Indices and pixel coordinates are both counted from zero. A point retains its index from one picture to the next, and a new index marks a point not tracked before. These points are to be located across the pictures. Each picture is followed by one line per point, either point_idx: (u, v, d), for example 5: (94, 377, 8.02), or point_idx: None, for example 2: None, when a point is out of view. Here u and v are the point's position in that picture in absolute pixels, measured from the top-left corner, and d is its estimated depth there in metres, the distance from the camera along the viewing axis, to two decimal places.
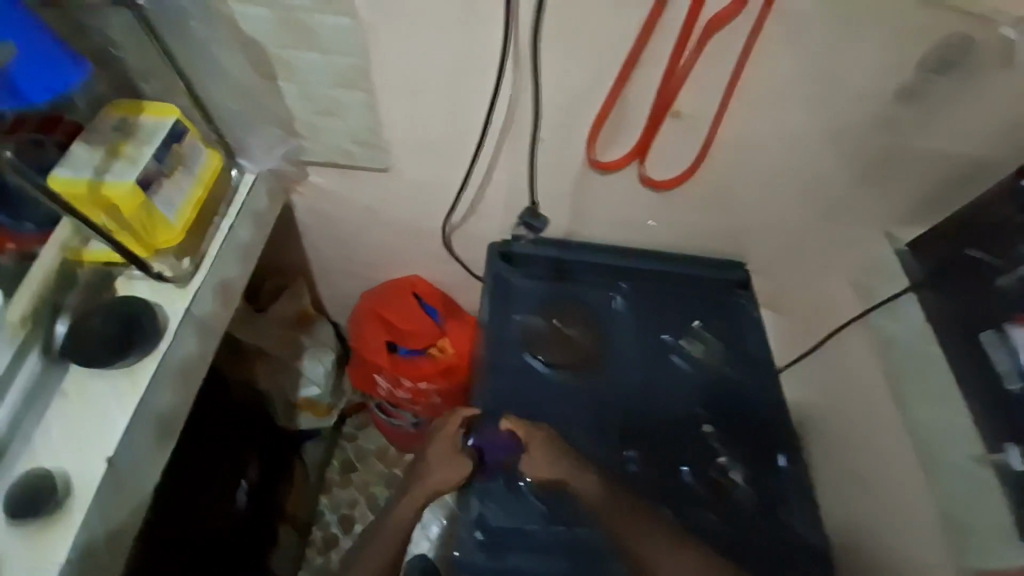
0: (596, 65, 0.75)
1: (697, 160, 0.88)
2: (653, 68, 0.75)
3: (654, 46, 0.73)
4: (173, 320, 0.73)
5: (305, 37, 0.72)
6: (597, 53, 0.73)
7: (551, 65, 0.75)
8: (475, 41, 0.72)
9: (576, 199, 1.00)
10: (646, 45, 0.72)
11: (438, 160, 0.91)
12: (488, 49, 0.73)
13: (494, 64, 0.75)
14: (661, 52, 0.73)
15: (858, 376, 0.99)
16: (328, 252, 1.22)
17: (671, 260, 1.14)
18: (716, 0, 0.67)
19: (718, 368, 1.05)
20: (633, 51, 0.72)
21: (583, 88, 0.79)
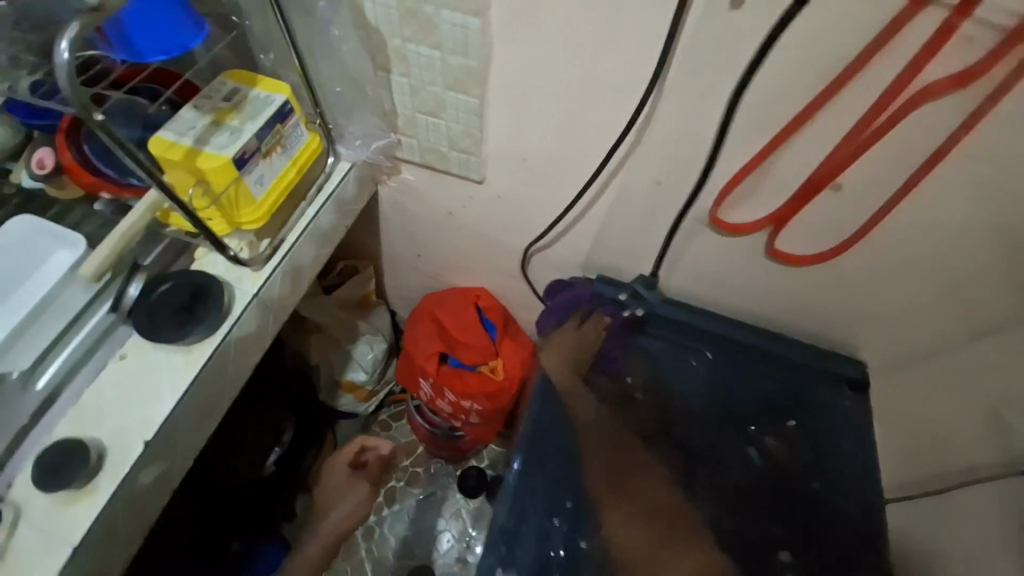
0: (755, 112, 0.63)
1: (851, 241, 0.73)
2: (828, 131, 0.63)
3: (833, 107, 0.61)
4: (239, 301, 0.70)
5: (428, 32, 0.65)
6: (758, 99, 0.62)
7: (699, 101, 0.64)
8: (614, 63, 0.62)
9: (678, 250, 0.88)
10: (831, 102, 0.60)
11: (535, 180, 0.83)
12: (625, 73, 0.63)
13: (626, 93, 0.65)
14: (843, 114, 0.61)
15: (973, 538, 0.80)
16: (403, 246, 1.18)
17: (771, 338, 0.98)
18: (946, 65, 0.54)
19: (805, 480, 0.89)
20: (814, 104, 0.60)
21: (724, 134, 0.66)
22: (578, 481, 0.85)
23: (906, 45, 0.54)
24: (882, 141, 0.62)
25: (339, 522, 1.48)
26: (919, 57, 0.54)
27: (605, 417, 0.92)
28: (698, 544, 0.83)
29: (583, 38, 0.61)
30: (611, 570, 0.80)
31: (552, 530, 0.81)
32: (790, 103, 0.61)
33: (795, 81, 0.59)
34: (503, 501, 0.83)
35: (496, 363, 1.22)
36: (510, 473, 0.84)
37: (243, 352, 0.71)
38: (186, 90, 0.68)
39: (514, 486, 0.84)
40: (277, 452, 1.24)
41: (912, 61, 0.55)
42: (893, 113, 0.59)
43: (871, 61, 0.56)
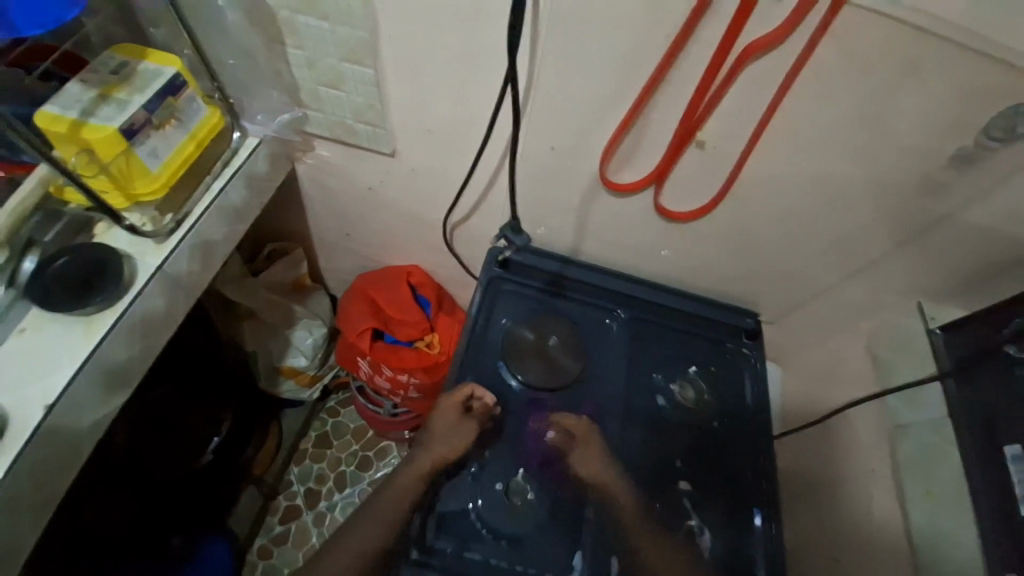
0: (620, 75, 0.69)
1: (719, 197, 0.82)
2: (681, 89, 0.69)
3: (676, 71, 0.68)
4: (142, 273, 0.71)
5: (314, 5, 0.68)
6: (622, 62, 0.68)
7: (573, 67, 0.70)
8: (492, 32, 0.67)
9: (583, 214, 0.94)
10: (675, 65, 0.67)
11: (440, 151, 0.87)
12: (504, 40, 0.68)
13: (504, 61, 0.70)
14: (690, 73, 0.68)
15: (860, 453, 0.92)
16: (332, 228, 1.20)
17: (678, 296, 1.07)
18: (759, 24, 0.62)
19: (707, 419, 0.98)
20: (659, 70, 0.67)
21: (601, 99, 0.73)
22: (497, 433, 0.90)
23: (725, 8, 0.61)
24: (725, 97, 0.70)
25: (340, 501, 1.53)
26: (738, 16, 0.60)
27: (528, 374, 0.96)
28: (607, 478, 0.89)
29: (456, 8, 0.66)
30: (529, 508, 0.85)
31: (471, 477, 0.87)
32: (648, 61, 0.67)
33: (649, 49, 0.66)
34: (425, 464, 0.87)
35: (430, 337, 1.26)
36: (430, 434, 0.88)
37: (152, 326, 0.72)
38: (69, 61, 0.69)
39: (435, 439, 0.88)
40: (217, 439, 1.24)
41: (733, 20, 0.61)
42: (729, 70, 0.66)
43: (701, 18, 0.62)
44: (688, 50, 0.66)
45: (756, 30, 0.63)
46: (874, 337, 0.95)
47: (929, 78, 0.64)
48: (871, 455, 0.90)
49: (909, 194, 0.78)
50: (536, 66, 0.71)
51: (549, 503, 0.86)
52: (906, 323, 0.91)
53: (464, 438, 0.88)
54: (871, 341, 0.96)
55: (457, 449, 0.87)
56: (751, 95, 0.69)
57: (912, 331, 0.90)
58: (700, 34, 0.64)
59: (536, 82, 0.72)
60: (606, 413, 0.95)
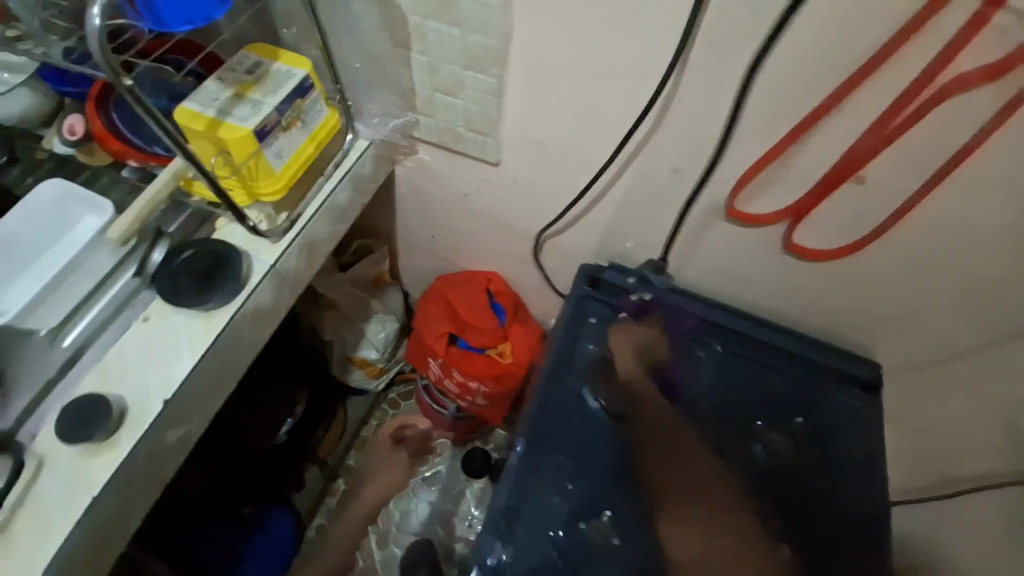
0: (774, 97, 0.62)
1: (867, 239, 0.73)
2: (856, 118, 0.61)
3: (853, 101, 0.60)
4: (257, 271, 0.72)
5: (449, 10, 0.65)
6: (781, 83, 0.60)
7: (722, 86, 0.63)
8: (637, 45, 0.62)
9: (691, 240, 0.87)
10: (853, 94, 0.59)
11: (548, 164, 0.82)
12: (650, 53, 0.62)
13: (654, 78, 0.64)
14: (872, 105, 0.59)
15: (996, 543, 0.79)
16: (417, 228, 1.19)
17: (786, 335, 0.97)
18: (983, 52, 0.52)
19: (809, 477, 0.88)
20: (833, 97, 0.60)
21: (744, 121, 0.65)
22: (578, 462, 0.86)
23: (935, 36, 0.53)
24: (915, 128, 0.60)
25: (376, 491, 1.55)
26: (949, 48, 0.53)
27: (614, 403, 0.91)
28: (690, 520, 0.84)
29: (601, 17, 0.60)
30: (611, 550, 0.81)
31: (554, 506, 0.83)
32: (817, 82, 0.59)
33: (821, 73, 0.59)
34: (505, 489, 0.84)
35: (504, 346, 1.23)
36: (515, 455, 0.86)
37: (259, 322, 0.74)
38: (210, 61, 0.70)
39: (518, 462, 0.85)
40: (290, 423, 1.28)
41: (941, 52, 0.53)
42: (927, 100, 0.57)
43: (907, 40, 0.53)
44: (879, 76, 0.57)
45: (975, 58, 0.53)
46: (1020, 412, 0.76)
47: None
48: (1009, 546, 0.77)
49: None
50: (679, 82, 0.64)
51: (631, 539, 0.82)
52: None
53: None
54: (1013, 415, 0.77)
55: None
56: (937, 127, 0.59)
57: None
58: (893, 60, 0.55)
59: (675, 100, 0.65)
60: (697, 456, 0.88)
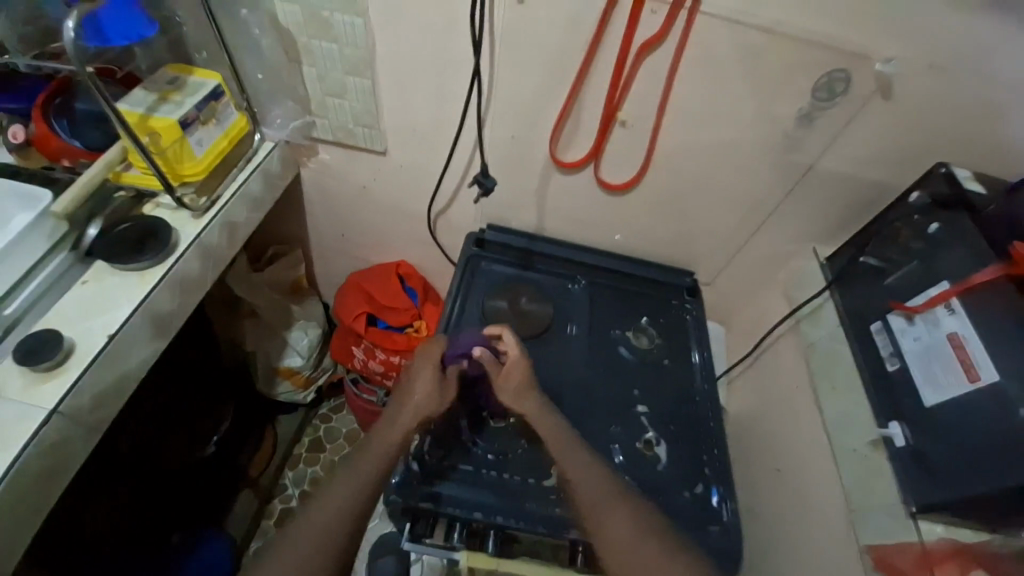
0: (553, 73, 0.93)
1: (642, 166, 1.04)
2: (601, 79, 0.92)
3: (594, 71, 0.91)
4: (185, 240, 0.87)
5: (325, 30, 0.90)
6: (552, 64, 0.92)
7: (514, 66, 0.93)
8: (459, 47, 0.91)
9: (542, 193, 1.15)
10: (595, 61, 0.90)
11: (421, 144, 1.08)
12: (468, 51, 0.92)
13: (469, 66, 0.93)
14: (604, 69, 0.91)
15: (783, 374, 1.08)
16: (328, 228, 1.38)
17: (631, 262, 1.26)
18: (646, 28, 0.85)
19: (661, 360, 1.15)
20: (584, 62, 0.89)
21: (542, 92, 0.96)
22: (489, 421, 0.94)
23: (617, 25, 0.85)
24: (634, 80, 0.91)
25: (426, 406, 0.90)
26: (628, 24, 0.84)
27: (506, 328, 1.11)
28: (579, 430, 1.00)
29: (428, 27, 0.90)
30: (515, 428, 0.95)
31: (483, 463, 0.91)
32: (574, 59, 0.90)
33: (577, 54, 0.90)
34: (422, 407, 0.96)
35: (419, 322, 1.42)
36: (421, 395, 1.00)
37: (189, 286, 0.88)
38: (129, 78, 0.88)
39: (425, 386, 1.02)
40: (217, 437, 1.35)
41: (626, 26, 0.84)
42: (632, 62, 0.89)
43: (611, 20, 0.84)
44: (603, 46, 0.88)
45: (647, 30, 0.85)
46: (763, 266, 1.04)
47: (767, 60, 0.86)
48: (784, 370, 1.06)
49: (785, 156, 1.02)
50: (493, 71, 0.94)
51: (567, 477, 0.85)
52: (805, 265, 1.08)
53: (436, 396, 0.91)
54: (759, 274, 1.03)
55: (446, 398, 0.92)
56: (650, 75, 0.91)
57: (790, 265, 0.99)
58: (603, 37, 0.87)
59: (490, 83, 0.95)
60: (570, 357, 1.10)
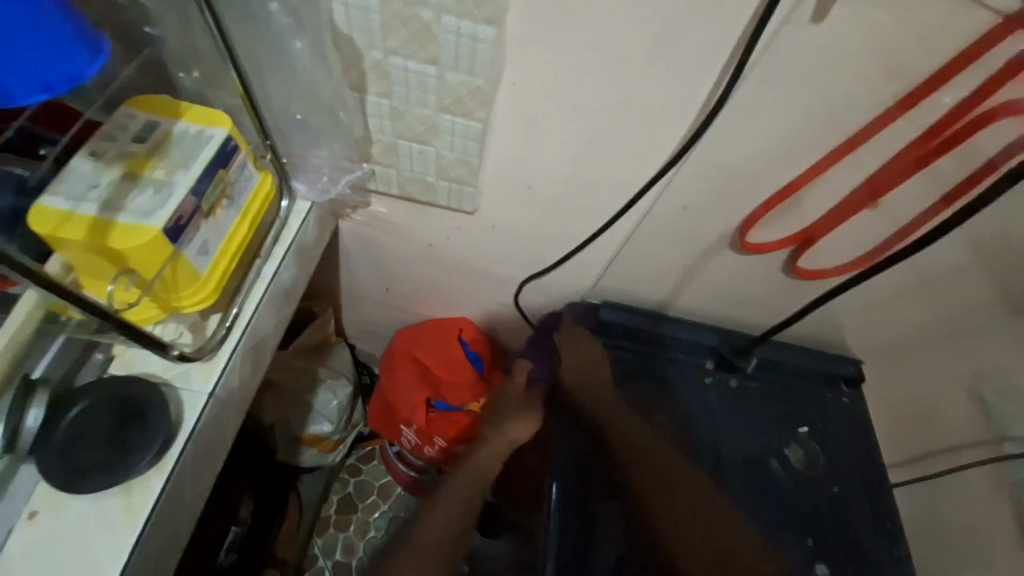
0: (788, 126, 0.59)
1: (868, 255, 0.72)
2: (880, 151, 0.60)
3: (879, 137, 0.59)
4: (191, 407, 0.55)
5: (424, 43, 0.51)
6: (788, 110, 0.57)
7: (729, 114, 0.58)
8: (673, 84, 0.55)
9: (692, 270, 0.82)
10: (889, 124, 0.58)
11: (537, 210, 0.73)
12: (673, 95, 0.56)
13: (671, 115, 0.58)
14: (899, 135, 0.58)
15: None
16: (372, 283, 1.03)
17: (776, 345, 0.98)
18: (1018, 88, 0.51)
19: (824, 484, 0.89)
20: (872, 125, 0.58)
21: (746, 150, 0.62)
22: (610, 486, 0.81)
23: (968, 76, 0.52)
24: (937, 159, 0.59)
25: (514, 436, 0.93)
26: (991, 82, 0.52)
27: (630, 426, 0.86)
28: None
29: (625, 55, 0.52)
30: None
31: None
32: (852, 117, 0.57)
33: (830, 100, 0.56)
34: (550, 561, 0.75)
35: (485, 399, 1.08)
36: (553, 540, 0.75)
37: (205, 468, 0.56)
38: (88, 130, 0.51)
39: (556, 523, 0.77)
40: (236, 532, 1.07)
41: (986, 81, 0.52)
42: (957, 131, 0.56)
43: (970, 65, 0.51)
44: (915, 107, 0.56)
45: (1010, 93, 0.52)
46: (980, 378, 0.81)
47: None
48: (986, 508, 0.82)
49: None
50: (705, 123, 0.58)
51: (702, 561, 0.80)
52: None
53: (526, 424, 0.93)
54: (975, 383, 0.82)
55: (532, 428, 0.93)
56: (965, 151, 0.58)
57: None
58: (933, 93, 0.54)
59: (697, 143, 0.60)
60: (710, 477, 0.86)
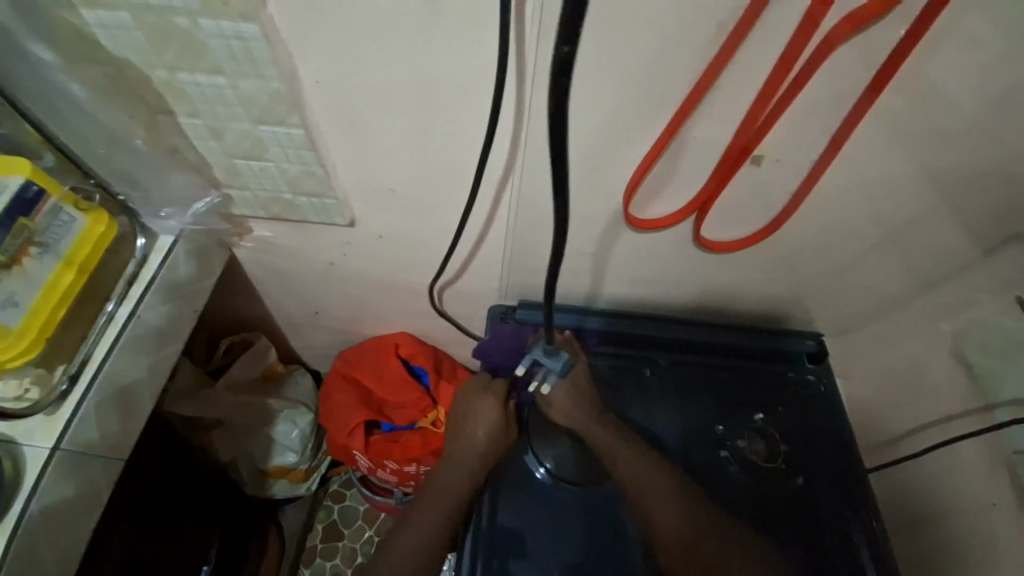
0: (628, 88, 0.51)
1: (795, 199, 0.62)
2: (737, 98, 0.52)
3: (722, 82, 0.50)
4: (31, 463, 0.58)
5: (195, 54, 0.52)
6: (620, 69, 0.50)
7: (546, 85, 0.51)
8: (449, 63, 0.50)
9: (601, 255, 0.76)
10: (729, 65, 0.49)
11: (413, 212, 0.69)
12: (462, 76, 0.51)
13: (473, 98, 0.53)
14: (750, 76, 0.49)
15: (962, 487, 0.74)
16: (298, 309, 1.01)
17: (727, 328, 0.89)
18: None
19: (785, 475, 0.79)
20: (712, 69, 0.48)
21: (598, 121, 0.55)
22: (569, 505, 0.75)
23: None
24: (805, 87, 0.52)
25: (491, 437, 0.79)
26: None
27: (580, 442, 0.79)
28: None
29: (394, 42, 0.49)
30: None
31: None
32: (681, 78, 0.50)
33: (659, 60, 0.49)
34: None
35: (434, 414, 1.03)
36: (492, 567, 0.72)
37: (69, 523, 0.59)
38: None
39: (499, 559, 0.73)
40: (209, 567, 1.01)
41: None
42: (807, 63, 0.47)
43: None
44: (749, 42, 0.47)
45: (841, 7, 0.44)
46: (961, 337, 0.72)
47: None
48: (983, 485, 0.71)
49: None
50: (521, 105, 0.53)
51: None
52: (1004, 324, 0.66)
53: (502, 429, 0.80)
54: (958, 344, 0.72)
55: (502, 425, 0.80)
56: (823, 85, 0.52)
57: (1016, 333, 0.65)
58: (761, 19, 0.45)
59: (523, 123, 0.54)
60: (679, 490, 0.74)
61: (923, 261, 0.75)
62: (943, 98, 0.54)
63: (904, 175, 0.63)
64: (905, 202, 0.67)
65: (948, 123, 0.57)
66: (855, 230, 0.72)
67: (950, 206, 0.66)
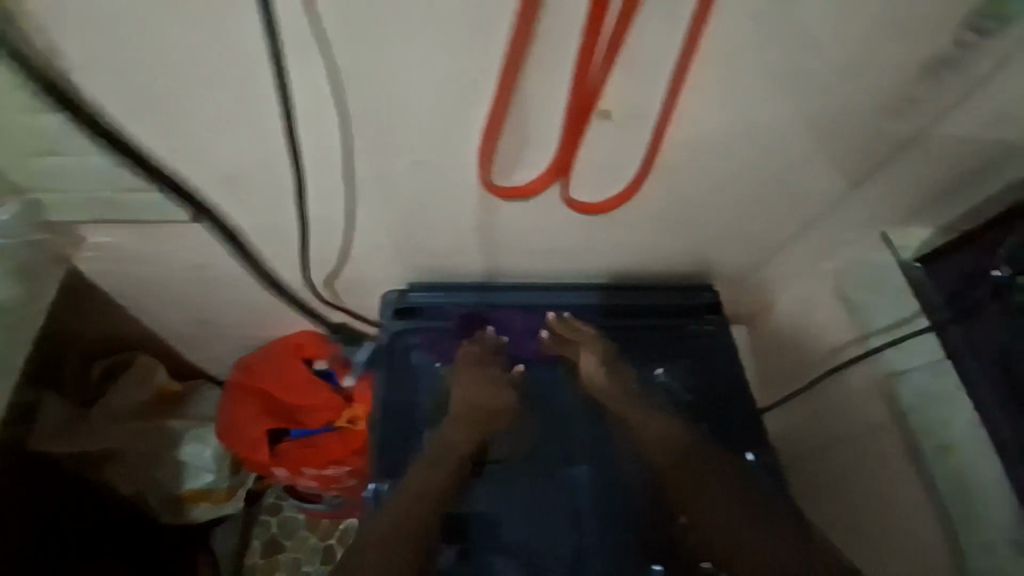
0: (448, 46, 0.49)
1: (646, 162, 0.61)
2: (557, 53, 0.50)
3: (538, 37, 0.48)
4: None
5: None
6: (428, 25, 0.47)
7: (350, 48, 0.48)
8: (237, 30, 0.47)
9: (486, 226, 0.72)
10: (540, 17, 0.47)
11: (265, 198, 0.65)
12: (247, 47, 0.49)
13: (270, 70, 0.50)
14: (563, 28, 0.47)
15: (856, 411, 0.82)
16: (181, 319, 0.92)
17: (629, 288, 0.88)
18: None
19: (689, 422, 0.79)
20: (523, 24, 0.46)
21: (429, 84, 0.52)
22: (547, 481, 0.73)
23: None
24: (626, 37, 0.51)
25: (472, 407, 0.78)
26: None
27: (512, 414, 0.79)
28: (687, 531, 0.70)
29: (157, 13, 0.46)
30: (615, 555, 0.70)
31: None
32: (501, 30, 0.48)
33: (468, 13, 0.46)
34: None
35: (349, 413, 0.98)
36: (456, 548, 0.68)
37: None
38: None
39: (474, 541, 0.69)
40: None
41: None
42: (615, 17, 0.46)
43: None
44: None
45: None
46: (841, 276, 0.83)
47: None
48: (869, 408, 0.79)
49: (872, 116, 0.64)
50: (341, 68, 0.50)
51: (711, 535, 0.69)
52: (876, 258, 0.81)
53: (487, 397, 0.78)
54: (839, 282, 0.84)
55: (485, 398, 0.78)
56: (650, 31, 0.51)
57: (886, 268, 0.80)
58: None
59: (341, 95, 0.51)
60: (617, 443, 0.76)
61: (800, 205, 0.76)
62: (798, 30, 0.53)
63: (775, 117, 0.62)
64: (785, 147, 0.67)
65: (805, 58, 0.56)
66: (741, 178, 0.71)
67: (822, 146, 0.67)
